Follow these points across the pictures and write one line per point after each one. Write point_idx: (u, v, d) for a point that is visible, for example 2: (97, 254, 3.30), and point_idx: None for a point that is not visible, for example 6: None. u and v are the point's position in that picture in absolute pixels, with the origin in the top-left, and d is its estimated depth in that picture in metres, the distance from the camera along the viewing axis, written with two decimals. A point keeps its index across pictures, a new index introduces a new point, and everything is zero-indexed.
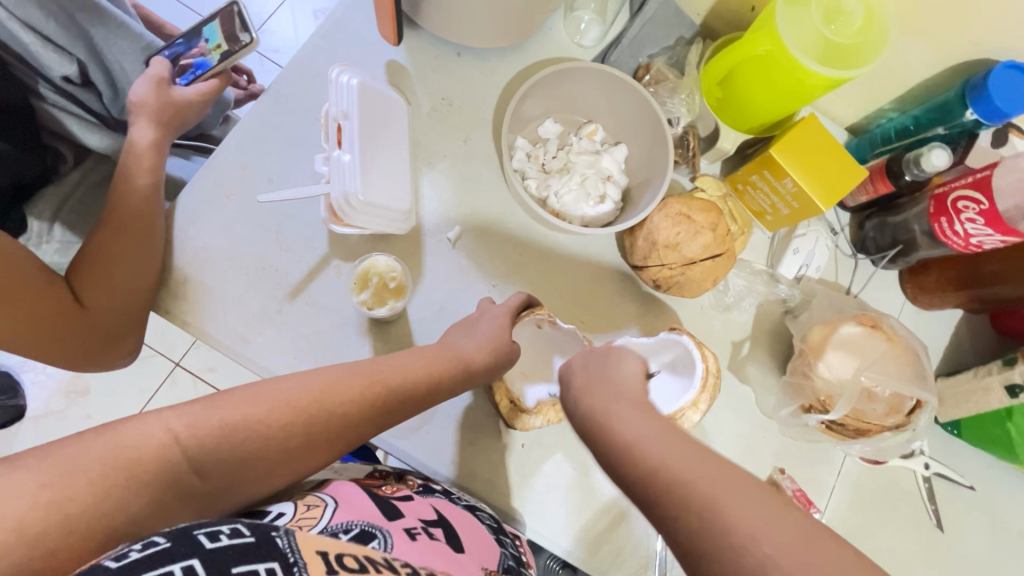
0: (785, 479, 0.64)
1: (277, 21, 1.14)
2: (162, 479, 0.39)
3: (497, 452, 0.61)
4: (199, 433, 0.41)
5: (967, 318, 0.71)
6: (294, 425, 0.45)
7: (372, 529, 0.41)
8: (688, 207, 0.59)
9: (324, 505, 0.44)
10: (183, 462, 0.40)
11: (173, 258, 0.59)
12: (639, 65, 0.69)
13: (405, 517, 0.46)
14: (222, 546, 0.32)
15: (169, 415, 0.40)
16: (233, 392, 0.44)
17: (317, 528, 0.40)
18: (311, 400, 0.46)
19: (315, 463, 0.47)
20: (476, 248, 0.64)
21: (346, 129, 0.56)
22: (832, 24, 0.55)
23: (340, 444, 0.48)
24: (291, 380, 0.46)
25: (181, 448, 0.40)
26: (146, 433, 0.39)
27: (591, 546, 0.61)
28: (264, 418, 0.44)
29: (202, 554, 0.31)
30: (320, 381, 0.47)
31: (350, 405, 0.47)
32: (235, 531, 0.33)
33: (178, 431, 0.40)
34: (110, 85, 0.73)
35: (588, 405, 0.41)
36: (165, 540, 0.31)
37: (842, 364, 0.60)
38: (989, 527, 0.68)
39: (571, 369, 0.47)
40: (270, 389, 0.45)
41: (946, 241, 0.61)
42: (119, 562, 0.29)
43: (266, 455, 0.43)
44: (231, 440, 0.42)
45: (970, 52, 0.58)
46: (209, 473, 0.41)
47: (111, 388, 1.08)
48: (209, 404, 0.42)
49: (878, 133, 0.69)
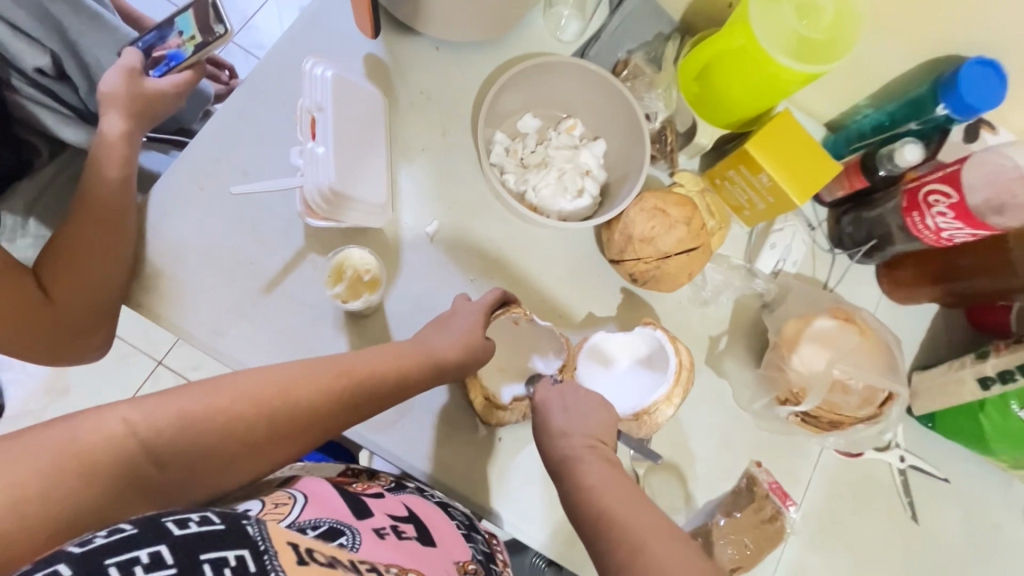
0: (762, 472, 0.65)
1: (262, 17, 1.14)
2: (118, 471, 0.37)
3: (474, 446, 0.60)
4: (157, 424, 0.40)
5: (942, 312, 0.72)
6: (258, 417, 0.44)
7: (340, 526, 0.41)
8: (663, 201, 0.60)
9: (293, 501, 0.43)
10: (140, 452, 0.39)
11: (147, 249, 0.58)
12: (618, 60, 0.68)
13: (374, 516, 0.46)
14: (191, 532, 0.30)
15: (126, 407, 0.39)
16: (198, 383, 0.43)
17: (286, 520, 0.40)
18: (283, 392, 0.46)
19: (279, 458, 0.47)
20: (454, 242, 0.64)
21: (320, 121, 0.56)
22: (804, 19, 0.56)
23: (307, 438, 0.48)
24: (256, 373, 0.45)
25: (138, 439, 0.39)
26: (104, 429, 0.38)
27: (569, 538, 0.61)
28: (227, 410, 0.43)
29: (171, 540, 0.29)
30: (285, 374, 0.46)
31: (319, 398, 0.47)
32: (205, 518, 0.31)
33: (135, 423, 0.39)
34: (87, 79, 0.73)
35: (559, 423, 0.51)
36: (130, 526, 0.29)
37: (814, 357, 0.61)
38: (963, 518, 0.69)
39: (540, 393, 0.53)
40: (241, 382, 0.44)
41: (919, 235, 0.62)
42: (82, 547, 0.28)
43: (228, 448, 0.43)
44: (192, 432, 0.41)
45: (939, 48, 0.58)
46: (167, 464, 0.40)
47: (92, 386, 1.07)
48: (170, 395, 0.41)
49: (854, 128, 0.69)
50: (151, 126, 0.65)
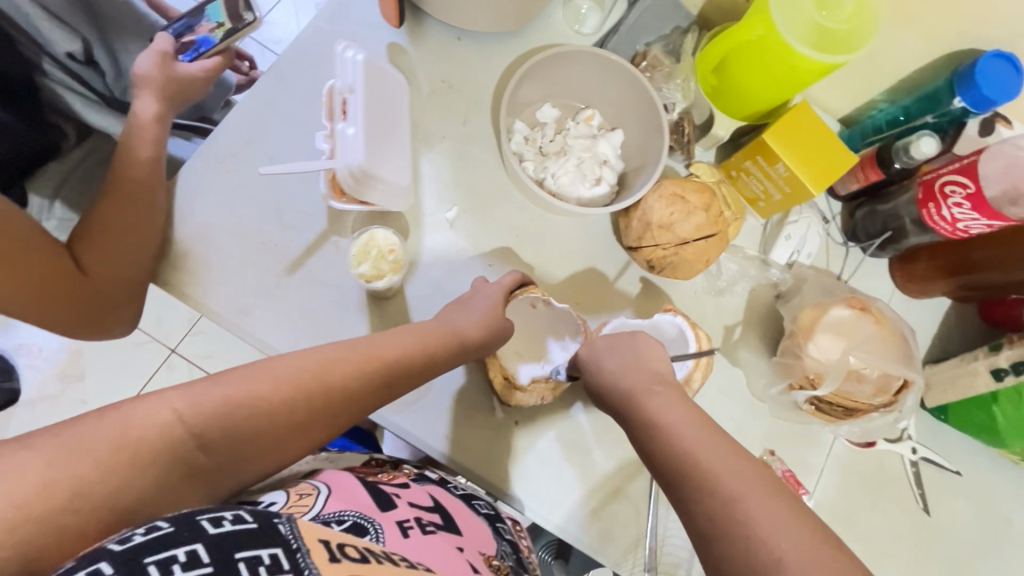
0: (775, 460, 0.65)
1: (278, 13, 1.15)
2: (169, 458, 0.38)
3: (492, 428, 0.61)
4: (204, 411, 0.40)
5: (955, 307, 0.73)
6: (296, 401, 0.44)
7: (364, 522, 0.40)
8: (682, 188, 0.61)
9: (317, 492, 0.43)
10: (189, 439, 0.39)
11: (175, 232, 0.60)
12: (636, 52, 0.69)
13: (398, 508, 0.45)
14: (225, 532, 0.30)
15: (173, 395, 0.39)
16: (236, 370, 0.43)
17: (309, 514, 0.40)
18: (316, 375, 0.45)
19: (316, 440, 0.47)
20: (474, 227, 0.65)
21: (352, 102, 0.56)
22: (823, 10, 0.57)
23: (341, 419, 0.48)
24: (293, 357, 0.46)
25: (186, 427, 0.39)
26: (151, 413, 0.38)
27: (583, 522, 0.61)
28: (267, 395, 0.43)
29: (207, 539, 0.29)
30: (317, 357, 0.46)
31: (351, 378, 0.47)
32: (238, 518, 0.31)
33: (182, 411, 0.39)
34: (113, 65, 0.76)
35: (626, 383, 0.47)
36: (167, 525, 0.29)
37: (830, 346, 0.62)
38: (974, 511, 0.70)
39: (596, 349, 0.53)
40: (274, 367, 0.44)
41: (934, 226, 0.62)
42: (122, 546, 0.28)
43: (269, 432, 0.43)
44: (236, 417, 0.41)
45: (955, 41, 0.59)
46: (214, 450, 0.41)
47: (106, 374, 1.08)
48: (213, 382, 0.41)
49: (869, 124, 0.70)
50: (180, 110, 0.67)
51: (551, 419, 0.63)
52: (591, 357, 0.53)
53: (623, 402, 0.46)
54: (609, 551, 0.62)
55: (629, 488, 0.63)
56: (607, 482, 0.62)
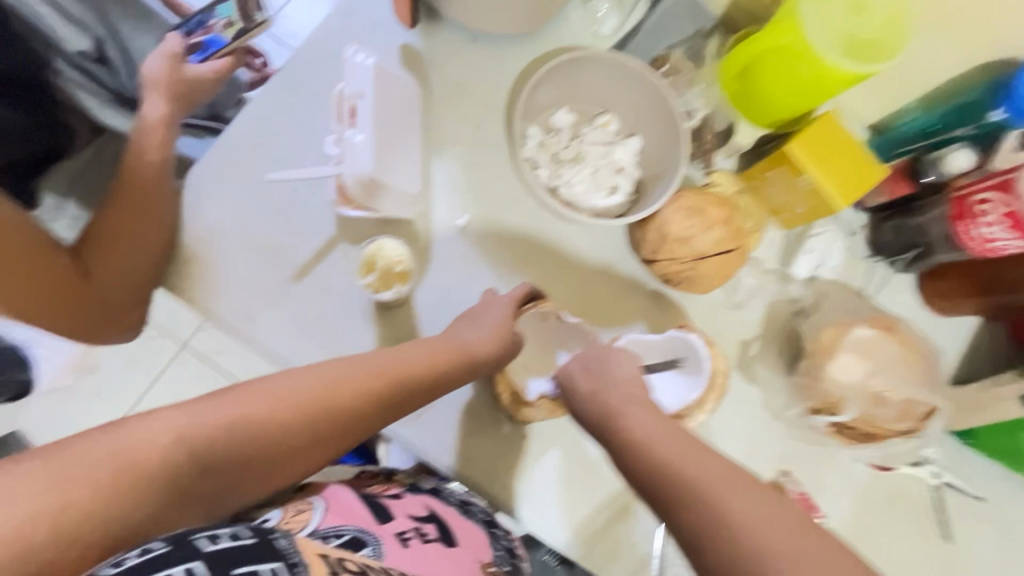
0: (789, 482, 0.63)
1: (292, 7, 1.14)
2: (168, 480, 0.37)
3: (499, 443, 0.60)
4: (206, 432, 0.39)
5: (984, 327, 0.69)
6: (303, 421, 0.43)
7: (363, 536, 0.40)
8: (701, 201, 0.58)
9: (313, 507, 0.42)
10: (190, 462, 0.38)
11: (181, 233, 0.59)
12: (656, 55, 0.66)
13: (395, 519, 0.45)
14: (223, 548, 0.29)
15: (175, 413, 0.38)
16: (241, 388, 0.42)
17: (307, 529, 0.38)
18: (322, 396, 0.44)
19: (321, 459, 0.46)
20: (484, 237, 0.64)
21: (361, 108, 0.55)
22: (858, 16, 0.53)
23: (346, 438, 0.47)
24: (298, 374, 0.45)
25: (187, 447, 0.38)
26: (152, 432, 0.37)
27: (589, 541, 0.60)
28: (271, 415, 0.42)
29: (204, 556, 0.28)
30: (324, 376, 0.45)
31: (358, 400, 0.46)
32: (235, 534, 0.30)
33: (184, 430, 0.38)
34: (126, 64, 0.75)
35: (604, 406, 0.46)
36: (162, 545, 0.28)
37: (854, 366, 0.59)
38: (998, 539, 0.67)
39: (560, 379, 0.51)
40: (277, 384, 0.43)
41: (965, 244, 0.59)
42: (115, 569, 0.26)
43: (274, 453, 0.42)
44: (240, 437, 0.40)
45: (998, 48, 0.55)
46: (216, 471, 0.40)
47: (119, 366, 1.09)
48: (217, 401, 0.40)
49: (900, 132, 0.66)
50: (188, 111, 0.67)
51: (561, 435, 0.61)
52: (567, 381, 0.51)
53: (604, 422, 0.45)
54: (615, 570, 0.61)
55: (642, 507, 0.61)
56: (616, 499, 0.61)
